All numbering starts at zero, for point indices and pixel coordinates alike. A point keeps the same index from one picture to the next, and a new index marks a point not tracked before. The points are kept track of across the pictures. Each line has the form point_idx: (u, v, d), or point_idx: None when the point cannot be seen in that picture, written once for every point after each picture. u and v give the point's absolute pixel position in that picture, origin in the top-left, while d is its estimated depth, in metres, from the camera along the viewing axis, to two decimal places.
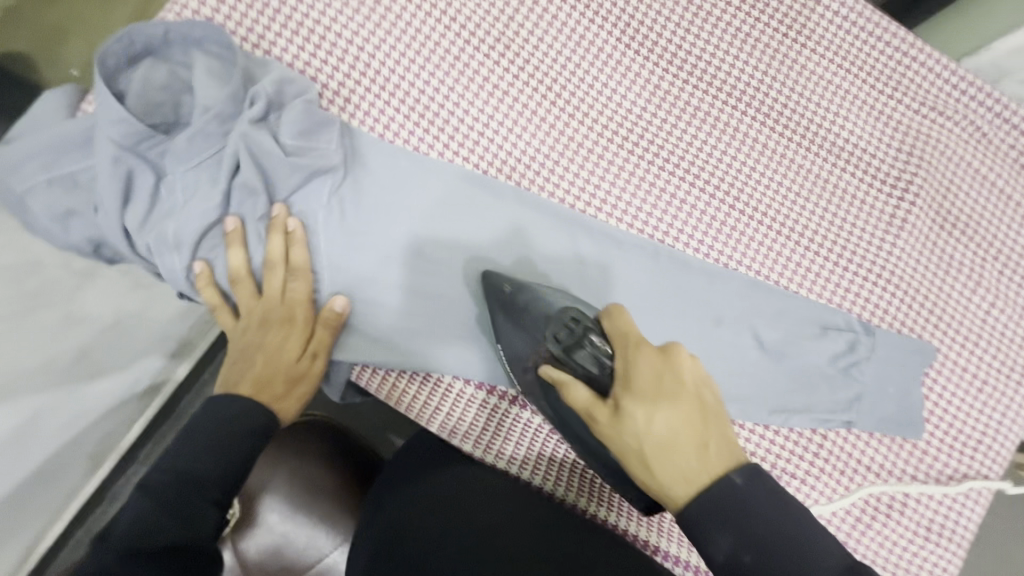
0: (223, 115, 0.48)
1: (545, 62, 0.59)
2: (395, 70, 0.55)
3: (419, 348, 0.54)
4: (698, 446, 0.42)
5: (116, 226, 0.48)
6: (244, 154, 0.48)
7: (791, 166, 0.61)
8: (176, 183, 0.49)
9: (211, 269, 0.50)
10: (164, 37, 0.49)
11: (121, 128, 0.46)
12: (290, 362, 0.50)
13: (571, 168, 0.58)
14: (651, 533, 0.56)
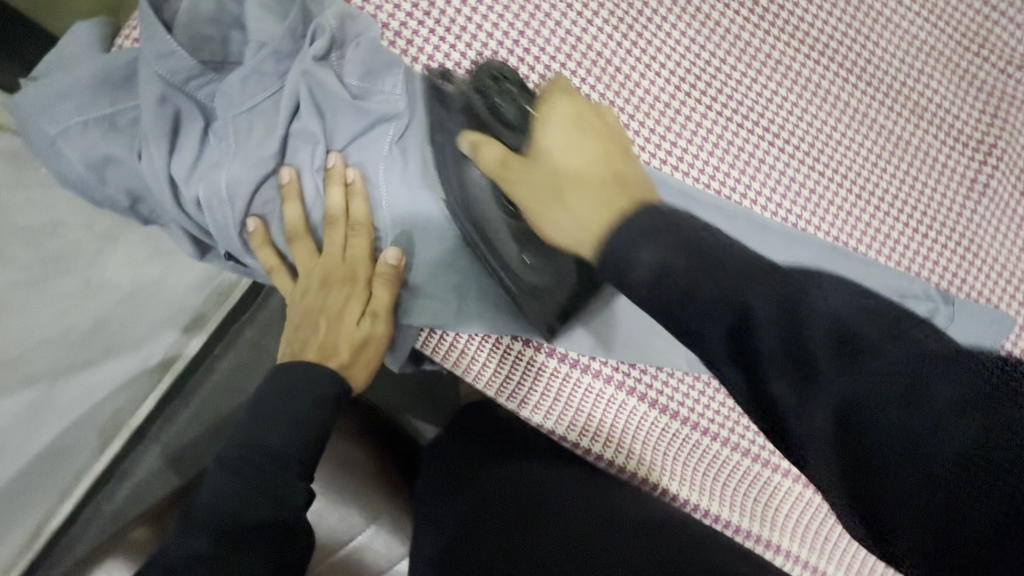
0: (278, 52, 0.44)
1: (621, 2, 0.53)
2: (461, 6, 0.49)
3: (486, 315, 0.50)
4: (614, 206, 0.37)
5: (161, 175, 0.44)
6: (303, 96, 0.44)
7: (871, 125, 0.57)
8: (227, 128, 0.44)
9: (267, 224, 0.46)
10: None
11: (166, 63, 0.42)
12: (355, 325, 0.46)
13: (647, 121, 0.53)
14: (712, 501, 0.56)
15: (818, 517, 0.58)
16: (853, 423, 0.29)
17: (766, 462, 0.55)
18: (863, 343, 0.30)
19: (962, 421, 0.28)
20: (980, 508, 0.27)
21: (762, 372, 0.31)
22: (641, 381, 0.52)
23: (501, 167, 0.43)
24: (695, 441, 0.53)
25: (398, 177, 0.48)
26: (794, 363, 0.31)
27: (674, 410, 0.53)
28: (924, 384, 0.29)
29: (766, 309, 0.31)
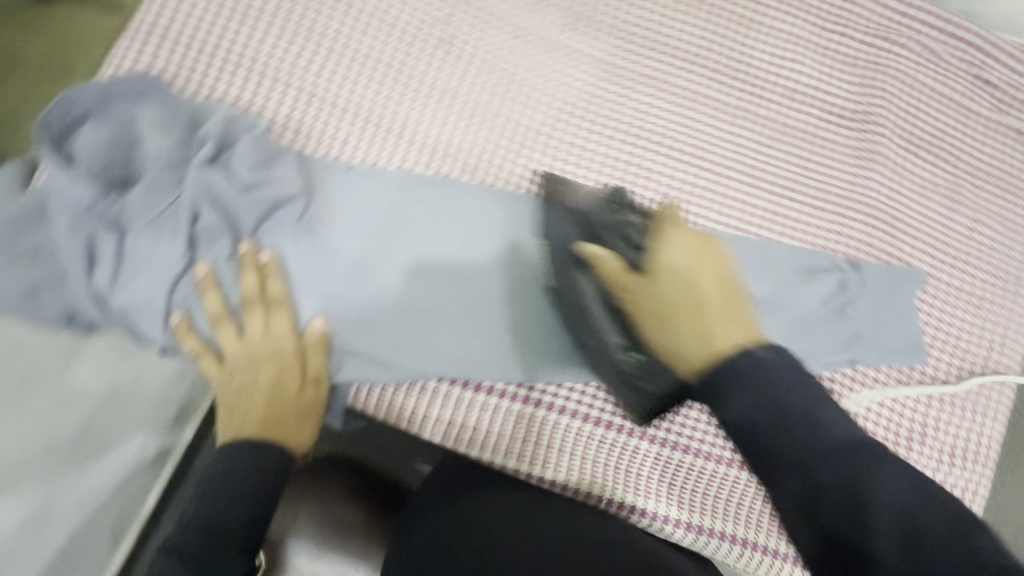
0: (174, 164, 0.48)
1: (487, 57, 0.59)
2: (342, 91, 0.56)
3: (411, 362, 0.53)
4: (705, 339, 0.41)
5: (86, 292, 0.48)
6: (202, 200, 0.49)
7: (750, 118, 0.61)
8: (138, 238, 0.48)
9: (190, 318, 0.49)
10: (103, 96, 0.49)
11: (74, 193, 0.47)
12: (291, 394, 0.49)
13: (533, 155, 0.57)
14: (674, 508, 0.56)
15: None
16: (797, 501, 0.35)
17: (714, 456, 0.55)
18: (837, 475, 0.34)
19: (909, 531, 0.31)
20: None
21: (825, 490, 0.34)
22: (569, 399, 0.55)
23: (615, 271, 0.47)
24: (633, 446, 0.55)
25: (304, 250, 0.52)
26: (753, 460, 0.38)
27: (604, 420, 0.55)
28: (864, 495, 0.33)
29: (743, 405, 0.38)
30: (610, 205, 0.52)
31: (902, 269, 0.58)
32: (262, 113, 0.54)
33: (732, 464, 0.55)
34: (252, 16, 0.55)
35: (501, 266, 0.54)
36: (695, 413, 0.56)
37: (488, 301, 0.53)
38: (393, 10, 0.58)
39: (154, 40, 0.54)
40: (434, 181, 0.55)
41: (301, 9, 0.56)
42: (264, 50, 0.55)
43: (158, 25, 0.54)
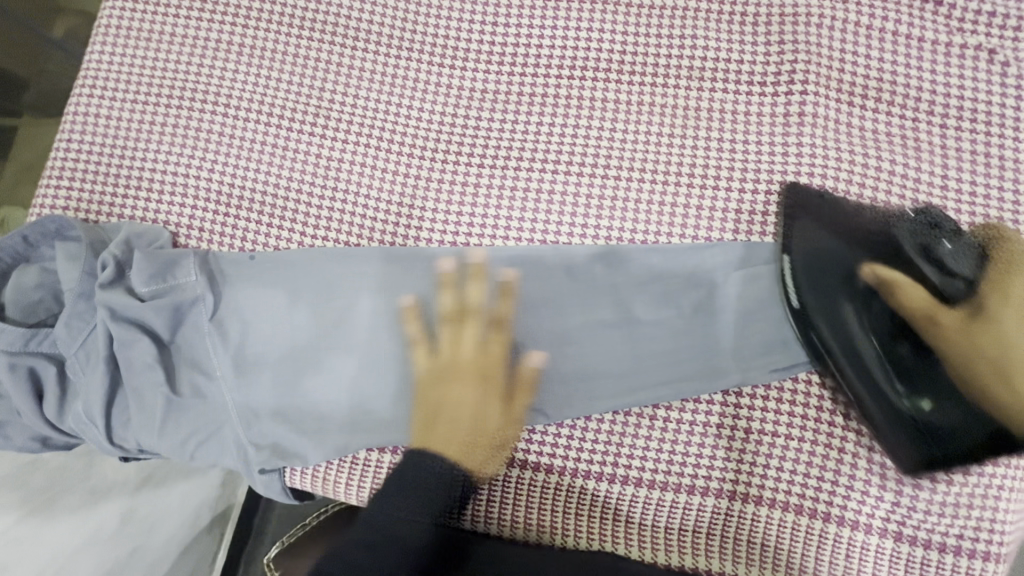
0: (90, 292, 0.52)
1: (368, 115, 0.58)
2: (237, 182, 0.57)
3: (337, 431, 0.53)
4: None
5: (41, 422, 0.52)
6: (117, 320, 0.51)
7: (654, 111, 0.56)
8: (76, 364, 0.52)
9: (131, 429, 0.53)
10: (25, 242, 0.54)
11: (4, 339, 0.51)
12: (450, 411, 0.50)
13: (429, 204, 0.56)
14: (634, 548, 0.52)
15: (767, 530, 0.49)
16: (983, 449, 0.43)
17: (672, 486, 0.51)
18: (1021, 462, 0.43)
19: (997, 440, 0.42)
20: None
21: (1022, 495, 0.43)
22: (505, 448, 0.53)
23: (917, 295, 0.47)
24: (582, 486, 0.52)
25: (214, 347, 0.53)
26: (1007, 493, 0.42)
27: (543, 463, 0.53)
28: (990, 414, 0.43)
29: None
30: (800, 321, 0.50)
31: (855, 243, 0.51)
32: (166, 222, 0.57)
33: (694, 490, 0.50)
34: (144, 132, 0.58)
35: (410, 329, 0.54)
36: (644, 442, 0.51)
37: (400, 367, 0.53)
38: (271, 92, 0.59)
39: (63, 174, 0.58)
40: (333, 255, 0.55)
41: (186, 112, 0.59)
42: (159, 160, 0.58)
43: (65, 160, 0.58)
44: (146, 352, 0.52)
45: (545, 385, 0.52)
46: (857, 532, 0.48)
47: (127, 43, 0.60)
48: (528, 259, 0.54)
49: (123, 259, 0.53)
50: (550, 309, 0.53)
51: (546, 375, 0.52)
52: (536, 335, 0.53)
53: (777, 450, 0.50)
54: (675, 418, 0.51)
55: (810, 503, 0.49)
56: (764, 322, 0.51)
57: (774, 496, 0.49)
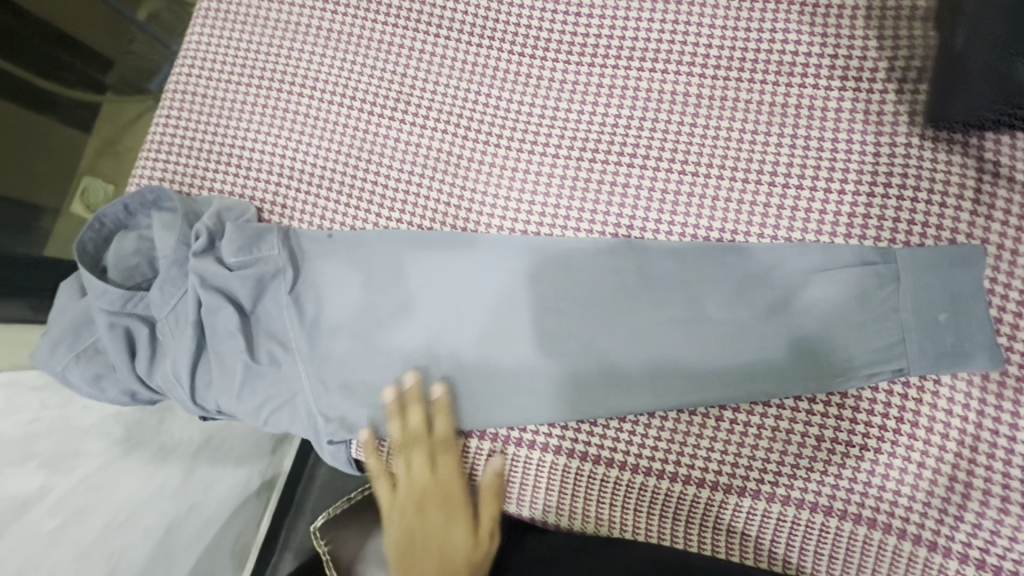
0: (182, 260, 0.55)
1: (446, 102, 0.59)
2: (319, 162, 0.59)
3: (400, 409, 0.54)
4: None
5: (131, 377, 0.56)
6: (206, 288, 0.54)
7: (736, 106, 0.55)
8: (166, 327, 0.56)
9: (211, 392, 0.56)
10: (126, 210, 0.58)
11: (105, 299, 0.55)
12: (418, 544, 0.53)
13: (502, 192, 0.57)
14: (692, 547, 0.51)
15: (831, 540, 0.48)
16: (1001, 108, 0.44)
17: (735, 488, 0.50)
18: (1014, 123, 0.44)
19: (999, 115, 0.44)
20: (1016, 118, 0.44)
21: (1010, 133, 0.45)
22: (566, 438, 0.53)
23: None
24: (642, 483, 0.51)
25: (291, 319, 0.55)
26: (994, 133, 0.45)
27: (604, 456, 0.52)
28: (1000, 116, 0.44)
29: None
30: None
31: (949, 251, 0.49)
32: (251, 198, 0.59)
33: (758, 495, 0.49)
34: (235, 111, 0.61)
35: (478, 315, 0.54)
36: (709, 442, 0.51)
37: (467, 350, 0.54)
38: (355, 76, 0.61)
39: (161, 148, 0.61)
40: (408, 238, 0.56)
41: (274, 95, 0.61)
42: (247, 140, 0.60)
43: (163, 135, 0.62)
44: (231, 319, 0.54)
45: (609, 379, 0.52)
46: (931, 552, 0.47)
47: (222, 27, 0.63)
48: (601, 253, 0.54)
49: (212, 230, 0.56)
50: (620, 304, 0.53)
51: (612, 369, 0.52)
52: (605, 329, 0.53)
53: (852, 460, 0.48)
54: (743, 421, 0.50)
55: (883, 517, 0.48)
56: (847, 328, 0.49)
57: (844, 508, 0.48)
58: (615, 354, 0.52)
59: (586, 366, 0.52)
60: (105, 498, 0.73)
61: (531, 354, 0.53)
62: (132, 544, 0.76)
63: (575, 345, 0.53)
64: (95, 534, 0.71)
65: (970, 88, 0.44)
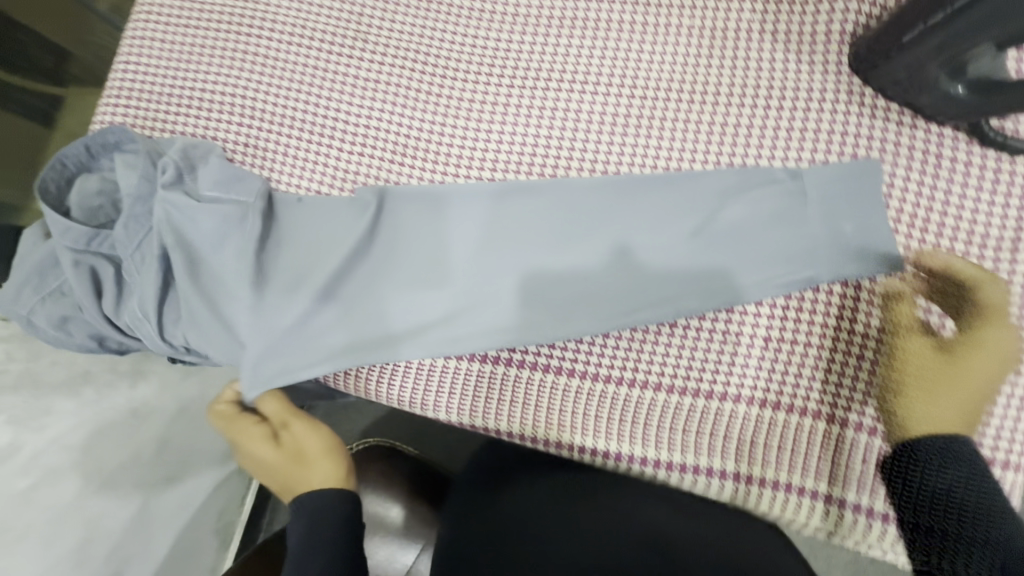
0: (143, 197, 0.56)
1: (403, 39, 0.61)
2: (279, 101, 0.61)
3: (349, 349, 0.54)
4: None
5: (97, 316, 0.56)
6: (169, 224, 0.55)
7: (679, 32, 0.58)
8: (130, 264, 0.56)
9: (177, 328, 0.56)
10: (87, 150, 0.58)
11: (69, 236, 0.55)
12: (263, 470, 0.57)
13: (461, 123, 0.59)
14: (653, 449, 0.53)
15: (778, 433, 0.51)
16: (915, 73, 0.49)
17: (690, 390, 0.52)
18: (915, 92, 0.50)
19: (909, 76, 0.50)
20: (916, 89, 0.50)
21: (909, 94, 0.51)
22: (529, 353, 0.55)
23: None
24: (603, 390, 0.53)
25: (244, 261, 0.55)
26: (899, 86, 0.51)
27: (566, 368, 0.54)
28: (911, 80, 0.50)
29: (930, 100, 0.50)
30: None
31: (855, 164, 0.52)
32: (213, 138, 0.60)
33: (710, 395, 0.52)
34: (195, 54, 0.62)
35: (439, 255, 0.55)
36: (663, 348, 0.53)
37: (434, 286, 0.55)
38: (313, 17, 0.62)
39: (121, 93, 0.62)
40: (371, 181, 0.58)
41: (233, 37, 0.62)
42: (208, 82, 0.61)
43: (122, 80, 0.62)
44: (192, 256, 0.55)
45: (558, 310, 0.54)
46: (870, 436, 0.50)
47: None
48: (560, 189, 0.56)
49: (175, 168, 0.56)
50: (582, 235, 0.55)
51: (576, 295, 0.54)
52: (568, 259, 0.55)
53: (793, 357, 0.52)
54: (695, 327, 0.53)
55: (825, 407, 0.51)
56: (787, 233, 0.52)
57: (790, 400, 0.51)
58: (577, 284, 0.54)
59: (533, 300, 0.54)
60: (80, 461, 0.72)
61: (488, 291, 0.55)
62: (110, 514, 0.74)
63: (537, 277, 0.55)
64: (72, 497, 0.70)
65: (907, 48, 0.48)
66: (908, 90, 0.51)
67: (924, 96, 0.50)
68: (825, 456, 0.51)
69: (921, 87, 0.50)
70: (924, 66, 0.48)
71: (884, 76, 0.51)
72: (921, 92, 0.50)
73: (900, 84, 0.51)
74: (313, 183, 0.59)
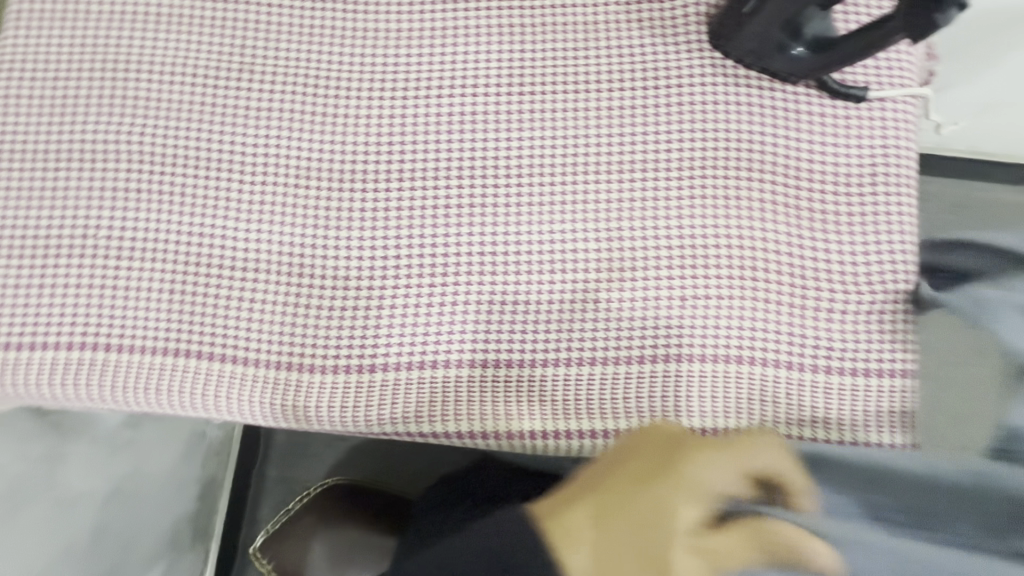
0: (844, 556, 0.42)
1: (290, 61, 0.60)
2: (169, 143, 0.58)
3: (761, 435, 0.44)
4: None
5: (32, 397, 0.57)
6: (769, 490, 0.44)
7: (560, 26, 0.60)
8: (147, 360, 0.56)
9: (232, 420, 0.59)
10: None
11: None
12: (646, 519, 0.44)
13: (362, 141, 0.59)
14: (587, 421, 0.56)
15: (709, 381, 0.55)
16: (773, 51, 0.55)
17: (615, 358, 0.56)
18: (779, 68, 0.56)
19: (768, 56, 0.56)
20: (780, 68, 0.56)
21: (776, 70, 0.57)
22: (466, 352, 0.56)
23: None
24: (541, 374, 0.56)
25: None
26: (763, 70, 0.58)
27: (508, 359, 0.56)
28: (772, 58, 0.56)
29: (796, 74, 0.56)
30: None
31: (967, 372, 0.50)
32: (101, 191, 0.57)
33: (632, 360, 0.55)
34: (68, 105, 0.59)
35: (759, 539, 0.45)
36: (591, 325, 0.56)
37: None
38: (193, 52, 0.60)
39: None
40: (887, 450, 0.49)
41: (107, 78, 0.59)
42: (91, 132, 0.58)
43: None
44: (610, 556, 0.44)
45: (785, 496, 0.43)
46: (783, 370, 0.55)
47: (29, 10, 0.59)
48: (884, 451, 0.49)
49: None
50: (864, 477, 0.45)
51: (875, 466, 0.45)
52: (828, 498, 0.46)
53: (712, 306, 0.55)
54: (617, 301, 0.56)
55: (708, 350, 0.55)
56: (683, 207, 0.57)
57: (708, 351, 0.55)
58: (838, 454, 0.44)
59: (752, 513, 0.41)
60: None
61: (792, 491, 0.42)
62: None
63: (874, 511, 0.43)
64: None
65: (754, 30, 0.54)
66: (773, 67, 0.57)
67: (786, 71, 0.56)
68: (768, 403, 0.55)
69: (784, 64, 0.56)
70: (774, 42, 0.54)
71: (750, 59, 0.57)
72: (784, 68, 0.56)
73: (762, 64, 0.57)
74: (221, 220, 0.57)
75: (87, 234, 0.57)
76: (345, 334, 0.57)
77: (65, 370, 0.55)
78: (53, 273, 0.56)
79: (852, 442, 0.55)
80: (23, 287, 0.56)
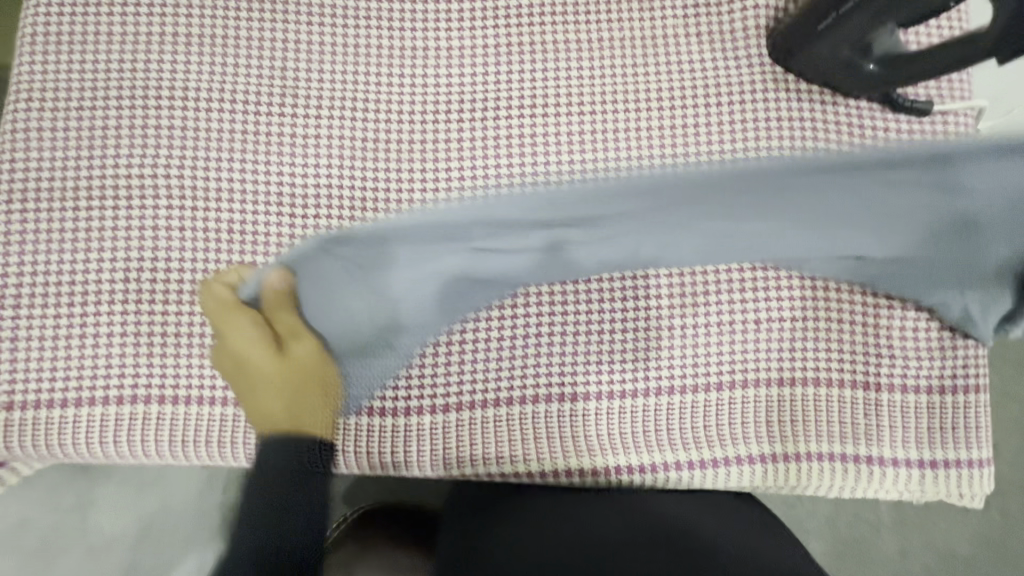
0: None
1: (335, 87, 0.57)
2: (211, 177, 0.55)
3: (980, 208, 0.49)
4: None
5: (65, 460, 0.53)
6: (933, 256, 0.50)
7: (615, 47, 0.59)
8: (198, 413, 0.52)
9: None
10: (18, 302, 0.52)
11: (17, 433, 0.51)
12: None
13: (417, 168, 0.57)
14: (667, 453, 0.54)
15: (791, 407, 0.54)
16: (840, 68, 0.54)
17: (694, 387, 0.54)
18: (845, 85, 0.56)
19: (835, 72, 0.55)
20: (846, 84, 0.56)
21: (840, 87, 0.56)
22: (540, 386, 0.54)
23: None
24: (619, 406, 0.54)
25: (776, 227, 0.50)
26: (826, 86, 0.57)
27: (581, 393, 0.54)
28: (839, 74, 0.55)
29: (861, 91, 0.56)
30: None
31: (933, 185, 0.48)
32: (139, 232, 0.53)
33: (709, 388, 0.54)
34: (94, 140, 0.54)
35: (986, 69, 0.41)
36: (667, 354, 0.55)
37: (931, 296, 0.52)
38: (231, 80, 0.56)
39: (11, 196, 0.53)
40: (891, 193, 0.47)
41: (139, 108, 0.55)
42: (121, 168, 0.54)
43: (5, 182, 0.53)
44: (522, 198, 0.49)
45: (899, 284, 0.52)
46: (862, 390, 0.55)
47: (52, 31, 0.55)
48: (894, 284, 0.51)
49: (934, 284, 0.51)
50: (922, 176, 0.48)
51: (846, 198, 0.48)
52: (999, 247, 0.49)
53: (787, 331, 0.55)
54: (693, 327, 0.55)
55: (786, 374, 0.55)
56: None
57: (786, 375, 0.55)
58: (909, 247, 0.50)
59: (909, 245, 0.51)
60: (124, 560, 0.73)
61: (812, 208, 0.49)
62: None
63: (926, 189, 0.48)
64: None
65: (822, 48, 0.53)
66: (839, 82, 0.56)
67: (851, 88, 0.56)
68: (850, 426, 0.54)
69: (850, 81, 0.55)
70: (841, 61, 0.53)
71: (815, 75, 0.56)
72: (850, 84, 0.55)
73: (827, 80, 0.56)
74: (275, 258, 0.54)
75: (126, 280, 0.52)
76: (412, 372, 0.54)
77: (107, 429, 0.51)
78: (88, 324, 0.52)
79: (939, 460, 0.54)
80: (53, 341, 0.51)
